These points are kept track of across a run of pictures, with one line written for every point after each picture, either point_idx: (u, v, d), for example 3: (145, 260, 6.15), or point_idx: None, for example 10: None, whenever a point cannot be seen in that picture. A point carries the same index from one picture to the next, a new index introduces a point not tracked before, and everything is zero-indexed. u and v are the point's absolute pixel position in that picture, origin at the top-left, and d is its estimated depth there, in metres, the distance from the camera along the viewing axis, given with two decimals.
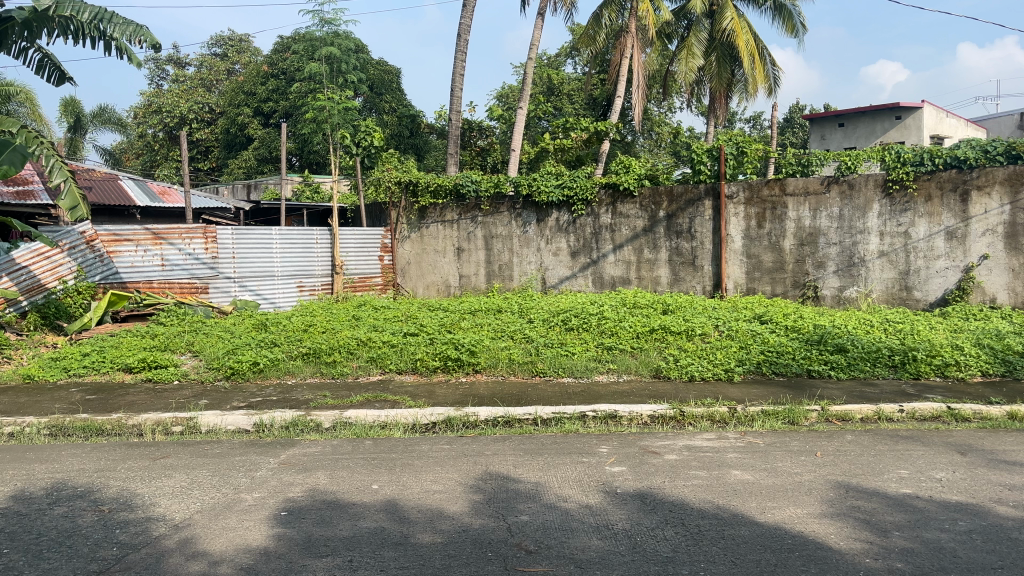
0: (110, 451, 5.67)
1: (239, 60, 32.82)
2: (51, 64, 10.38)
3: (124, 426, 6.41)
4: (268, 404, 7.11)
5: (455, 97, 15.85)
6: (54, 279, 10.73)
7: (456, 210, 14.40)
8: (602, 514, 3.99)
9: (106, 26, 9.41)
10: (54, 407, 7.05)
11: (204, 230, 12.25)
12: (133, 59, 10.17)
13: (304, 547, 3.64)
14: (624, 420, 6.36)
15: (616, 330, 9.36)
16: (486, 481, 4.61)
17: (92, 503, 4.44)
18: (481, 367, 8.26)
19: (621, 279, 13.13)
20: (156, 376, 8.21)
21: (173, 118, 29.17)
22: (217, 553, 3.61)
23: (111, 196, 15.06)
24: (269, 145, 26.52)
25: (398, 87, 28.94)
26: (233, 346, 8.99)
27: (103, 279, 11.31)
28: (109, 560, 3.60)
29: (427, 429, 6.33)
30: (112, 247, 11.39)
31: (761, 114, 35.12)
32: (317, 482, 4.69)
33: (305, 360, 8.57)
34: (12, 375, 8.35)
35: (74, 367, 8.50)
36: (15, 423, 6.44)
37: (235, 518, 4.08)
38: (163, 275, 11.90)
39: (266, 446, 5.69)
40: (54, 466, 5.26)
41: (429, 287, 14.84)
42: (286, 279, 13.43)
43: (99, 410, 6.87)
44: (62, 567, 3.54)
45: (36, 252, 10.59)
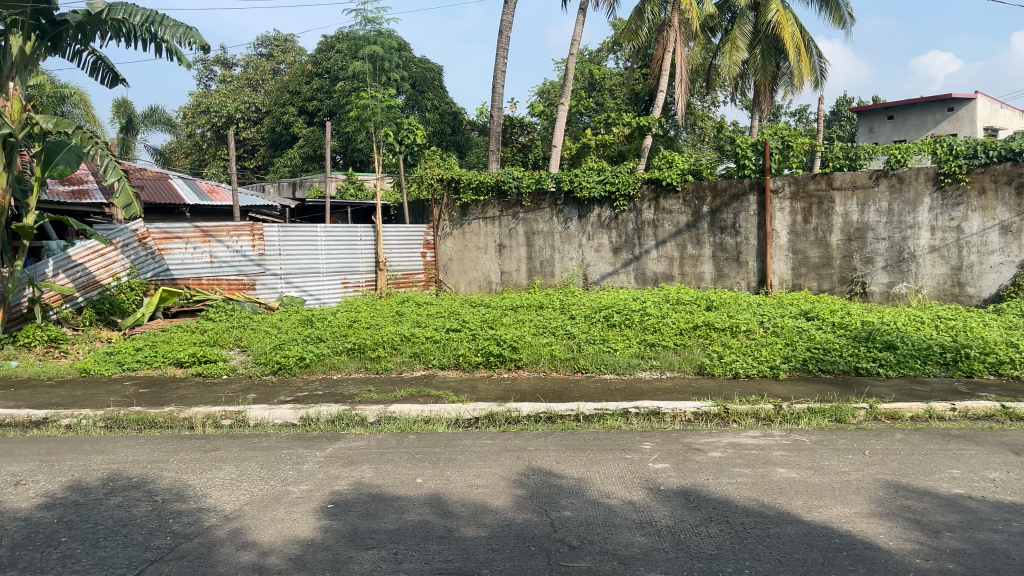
0: (162, 443, 5.82)
1: (284, 59, 33.25)
2: (105, 67, 10.65)
3: (176, 419, 6.58)
4: (314, 398, 7.22)
5: (496, 94, 15.88)
6: (109, 276, 11.05)
7: (497, 207, 14.45)
8: (645, 510, 3.98)
9: (158, 28, 9.63)
10: (109, 401, 7.25)
11: (251, 228, 12.47)
12: (183, 61, 10.38)
13: (350, 540, 3.70)
14: (668, 417, 6.31)
15: (659, 326, 9.29)
16: (529, 476, 4.62)
17: (146, 493, 4.56)
18: (523, 363, 8.28)
19: (664, 276, 13.06)
20: (206, 370, 8.40)
21: (221, 117, 29.74)
22: (267, 544, 3.69)
23: (162, 195, 15.41)
24: (314, 143, 26.87)
25: (440, 85, 29.07)
26: (280, 342, 9.15)
27: (155, 276, 11.59)
28: (162, 549, 3.70)
29: (470, 424, 6.38)
30: (163, 244, 11.65)
31: (807, 107, 34.60)
32: (363, 476, 4.75)
33: (350, 355, 8.69)
34: (69, 369, 8.60)
35: (127, 362, 8.72)
36: (72, 416, 6.64)
37: (283, 510, 4.16)
38: (212, 271, 12.13)
39: (313, 440, 5.79)
40: (109, 457, 5.42)
41: (471, 284, 14.92)
42: (331, 276, 13.62)
43: (152, 404, 7.05)
44: (118, 555, 3.65)
45: (92, 250, 10.91)
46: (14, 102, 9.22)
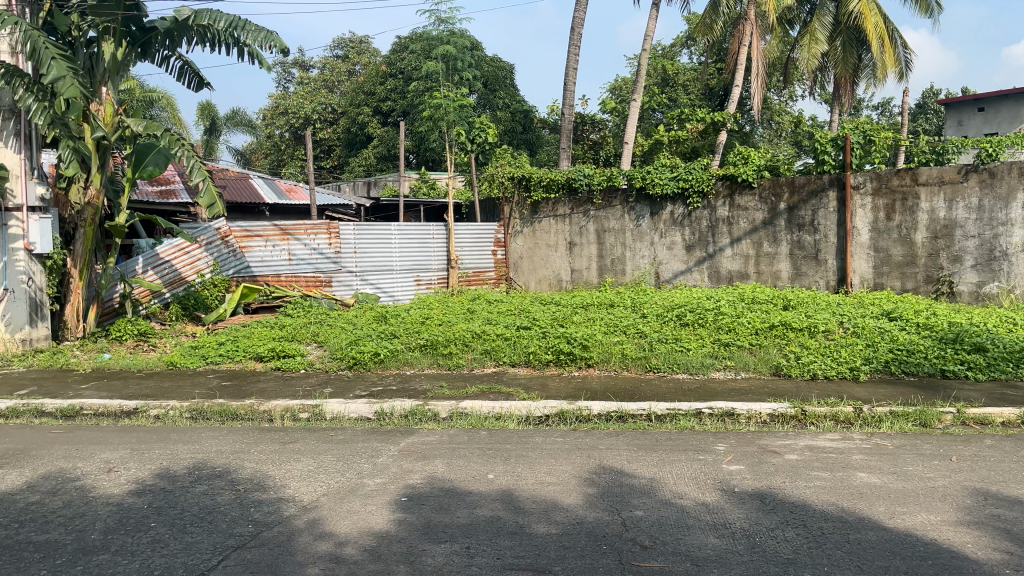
0: (244, 434, 6.03)
1: (359, 61, 33.93)
2: (191, 72, 11.07)
3: (257, 411, 6.79)
4: (388, 393, 7.36)
5: (567, 91, 15.86)
6: (194, 273, 11.44)
7: (568, 205, 14.44)
8: (719, 512, 3.92)
9: (240, 33, 9.94)
10: (194, 392, 7.54)
11: (328, 227, 12.75)
12: (264, 64, 10.69)
13: (424, 532, 3.76)
14: (743, 419, 6.20)
15: (733, 326, 9.12)
16: (600, 474, 4.61)
17: (229, 482, 4.74)
18: (594, 362, 8.26)
19: (738, 274, 12.83)
20: (285, 364, 8.65)
21: (299, 119, 30.57)
22: (344, 534, 3.78)
23: (242, 194, 15.93)
24: (388, 143, 27.35)
25: (512, 83, 29.18)
26: (355, 338, 9.35)
27: (237, 273, 11.98)
28: (245, 537, 3.84)
29: (540, 422, 6.39)
30: (245, 242, 12.02)
31: (890, 100, 33.40)
32: (435, 470, 4.82)
33: (423, 352, 8.82)
34: (157, 362, 8.97)
35: (211, 356, 9.05)
36: (160, 407, 6.93)
37: (359, 502, 4.25)
38: (290, 269, 12.45)
39: (387, 434, 5.90)
40: (195, 447, 5.64)
41: (542, 281, 14.93)
42: (404, 274, 13.84)
43: (234, 397, 7.31)
44: (203, 541, 3.81)
45: (178, 247, 11.35)
46: (106, 106, 9.68)
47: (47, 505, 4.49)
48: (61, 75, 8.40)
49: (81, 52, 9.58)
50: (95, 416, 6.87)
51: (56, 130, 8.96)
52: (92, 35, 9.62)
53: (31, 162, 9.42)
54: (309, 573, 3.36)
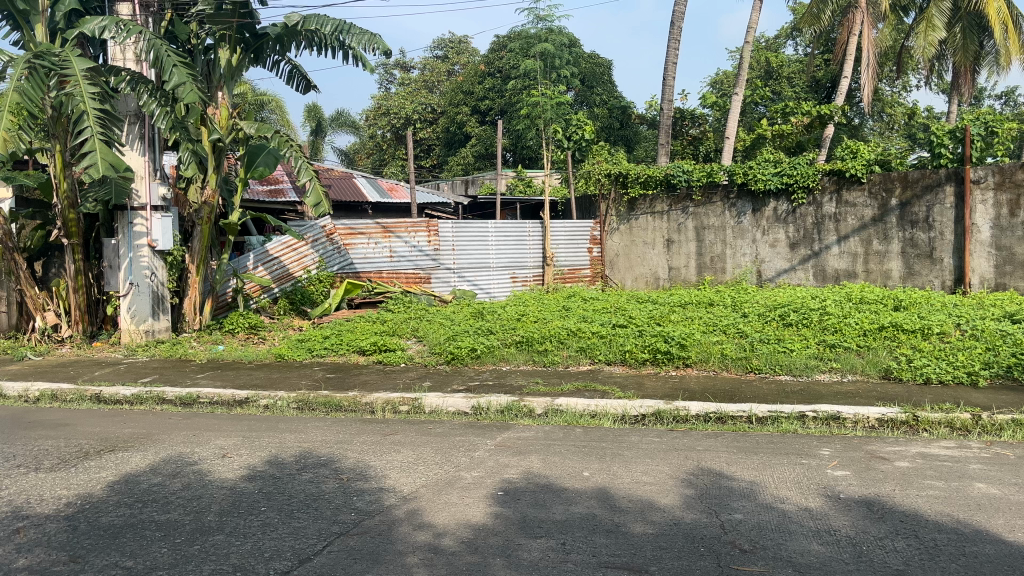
0: (347, 425, 6.24)
1: (458, 61, 34.41)
2: (299, 75, 11.50)
3: (359, 403, 7.01)
4: (485, 388, 7.47)
5: (666, 86, 15.63)
6: (301, 269, 11.90)
7: (666, 201, 14.24)
8: (823, 518, 3.79)
9: (346, 37, 10.25)
10: (301, 384, 7.85)
11: (427, 225, 13.02)
12: (367, 66, 11.01)
13: (520, 527, 3.80)
14: (849, 423, 5.98)
15: (840, 327, 8.78)
16: (698, 476, 4.54)
17: (333, 471, 4.91)
18: (691, 361, 8.12)
19: (846, 273, 12.33)
20: (386, 358, 8.89)
21: (400, 119, 31.28)
22: (442, 526, 3.86)
23: (346, 193, 16.46)
24: (485, 142, 27.65)
25: (610, 79, 28.96)
26: (453, 333, 9.51)
27: (341, 269, 12.36)
28: (348, 524, 3.99)
29: (636, 421, 6.33)
30: (348, 239, 12.41)
31: (1015, 89, 31.29)
32: (531, 465, 4.86)
33: (518, 348, 8.88)
34: (266, 354, 9.38)
35: (316, 349, 9.39)
36: (269, 397, 7.25)
37: (457, 494, 4.34)
38: (391, 265, 12.75)
39: (483, 429, 5.99)
40: (301, 435, 5.88)
41: (638, 279, 14.76)
42: (500, 271, 13.99)
43: (338, 388, 7.57)
44: (309, 526, 3.98)
45: (287, 245, 11.81)
46: (221, 110, 10.20)
47: (168, 486, 4.78)
48: (181, 81, 8.88)
49: (199, 59, 10.10)
50: (210, 404, 7.25)
51: (177, 134, 9.39)
52: (209, 42, 10.12)
53: (154, 164, 9.96)
54: (407, 562, 3.46)
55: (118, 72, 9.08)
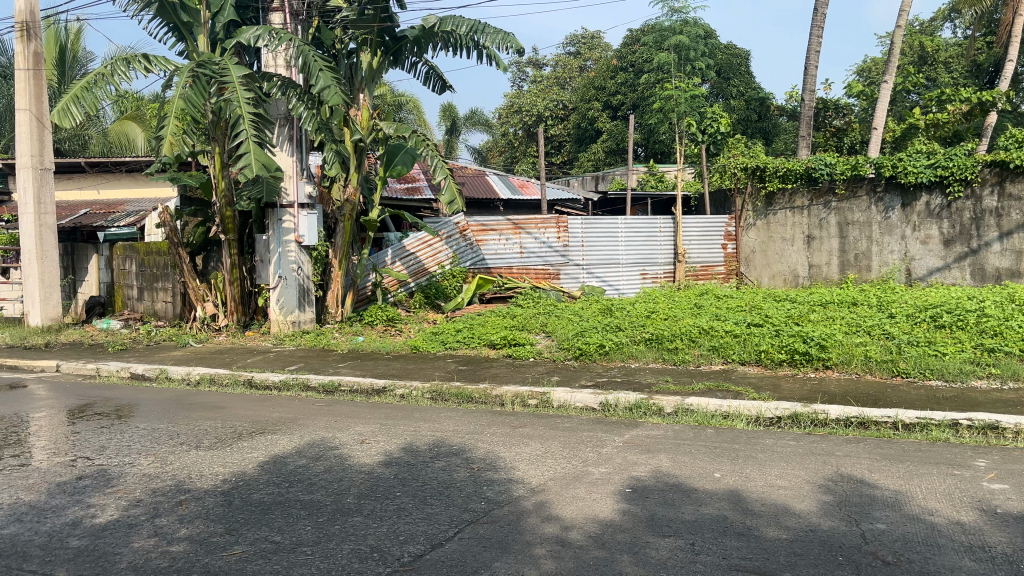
0: (478, 416, 6.39)
1: (590, 57, 34.30)
2: (435, 75, 11.83)
3: (490, 395, 7.15)
4: (614, 384, 7.45)
5: (808, 76, 14.98)
6: (436, 264, 12.24)
7: (807, 196, 13.77)
8: (977, 533, 3.54)
9: (480, 37, 10.46)
10: (435, 375, 8.10)
11: (558, 221, 13.10)
12: (500, 65, 11.19)
13: (648, 525, 3.77)
14: (1009, 433, 5.55)
15: (1001, 330, 8.14)
16: (837, 482, 4.34)
17: (464, 460, 5.05)
18: (832, 363, 7.75)
19: (1009, 271, 12.24)
20: (515, 352, 9.01)
21: (532, 116, 31.54)
22: (570, 519, 3.89)
23: (479, 190, 16.80)
24: (617, 137, 27.46)
25: (748, 70, 28.03)
26: (582, 329, 9.52)
27: (473, 265, 12.66)
28: (478, 512, 4.10)
29: (771, 423, 6.12)
30: (480, 235, 12.68)
31: None
32: (660, 464, 4.81)
33: (648, 346, 8.78)
34: (402, 346, 9.71)
35: (449, 342, 9.65)
36: (404, 386, 7.52)
37: (584, 489, 4.35)
38: (521, 261, 12.96)
39: (612, 425, 5.97)
40: (435, 425, 6.08)
41: (776, 277, 14.17)
42: (630, 267, 13.84)
43: (469, 380, 7.76)
44: (442, 513, 4.13)
45: (422, 241, 12.17)
46: (363, 111, 10.67)
47: (312, 468, 5.07)
48: (327, 84, 9.33)
49: (343, 63, 10.63)
50: (350, 392, 7.60)
51: (322, 136, 9.79)
52: (352, 47, 10.61)
53: (301, 164, 10.53)
54: (536, 553, 3.52)
55: (271, 78, 9.66)
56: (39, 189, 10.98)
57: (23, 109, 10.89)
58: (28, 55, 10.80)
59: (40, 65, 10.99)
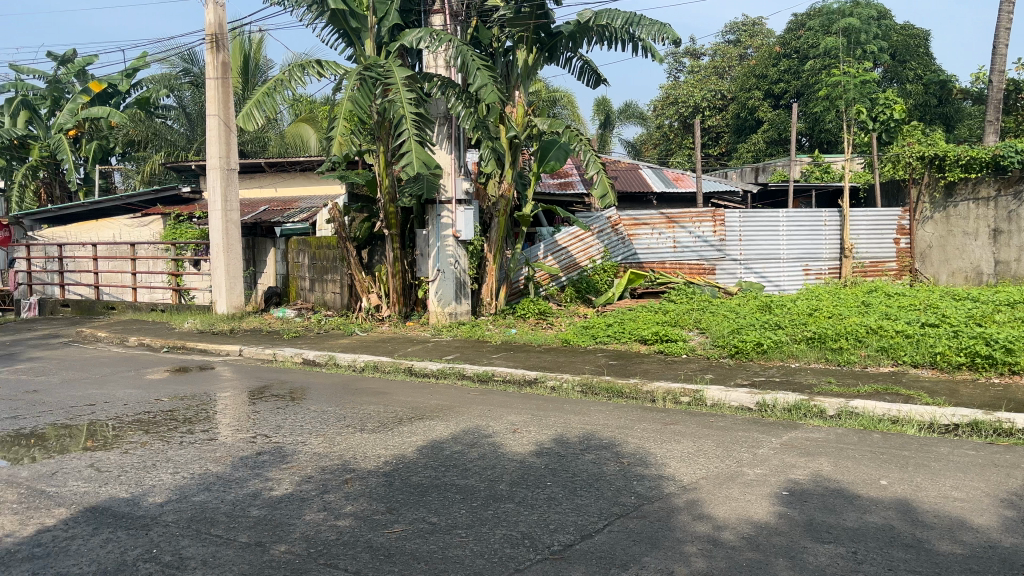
0: (629, 411, 6.37)
1: (751, 44, 33.05)
2: (589, 70, 11.84)
3: (641, 391, 7.10)
4: (771, 384, 7.18)
5: (998, 55, 13.72)
6: (586, 258, 12.32)
7: (994, 185, 12.75)
8: None
9: (635, 29, 10.38)
10: (585, 368, 8.15)
11: (714, 214, 12.70)
12: (656, 57, 11.03)
13: (806, 529, 3.63)
14: None
15: None
16: (1023, 498, 3.99)
17: (615, 454, 5.06)
18: (1019, 368, 7.11)
19: None
20: (667, 349, 8.89)
21: (688, 108, 30.84)
22: (722, 519, 3.82)
23: (633, 184, 16.64)
24: (779, 127, 26.36)
25: (926, 51, 26.03)
26: (737, 326, 9.25)
27: (624, 260, 12.53)
28: (627, 507, 4.11)
29: (947, 431, 5.73)
30: (632, 230, 12.50)
31: None
32: (821, 468, 4.60)
33: (810, 345, 8.39)
34: (554, 339, 9.81)
35: (600, 336, 9.66)
36: (555, 378, 7.60)
37: (738, 489, 4.25)
38: (675, 256, 12.67)
39: (768, 426, 5.77)
40: (585, 418, 6.12)
41: (955, 274, 13.25)
42: (791, 262, 13.25)
43: (620, 375, 7.74)
44: (591, 505, 4.18)
45: (574, 235, 12.28)
46: (518, 108, 10.85)
47: (467, 455, 5.25)
48: (485, 83, 9.54)
49: (500, 61, 10.84)
50: (503, 382, 7.79)
51: (479, 133, 10.04)
52: (509, 45, 10.79)
53: (459, 161, 10.83)
54: (686, 551, 3.49)
55: (431, 78, 10.01)
56: (226, 188, 11.98)
57: (213, 114, 11.91)
58: (217, 65, 11.81)
59: (227, 74, 11.98)
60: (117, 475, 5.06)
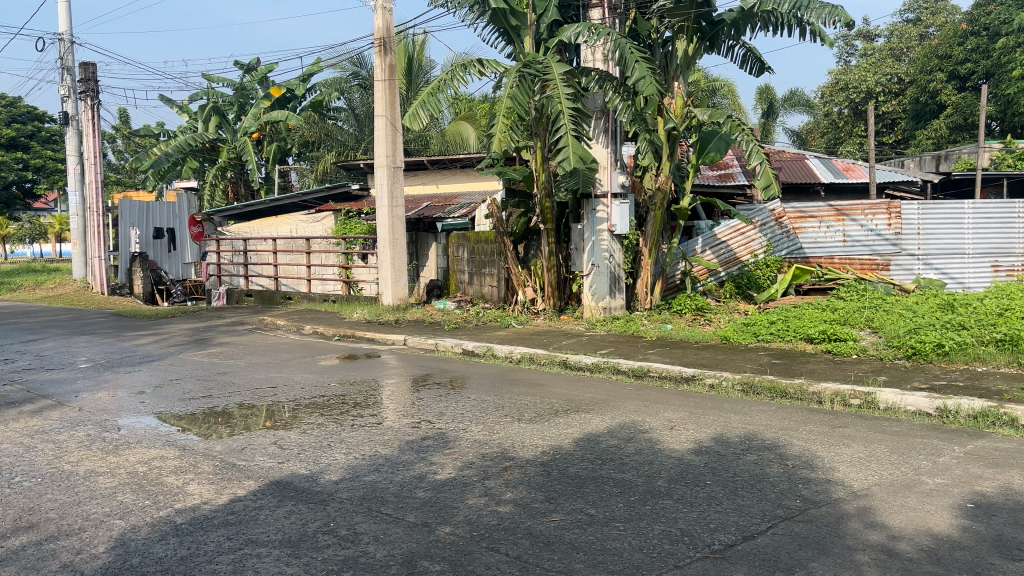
0: (793, 412, 6.13)
1: (934, 22, 30.61)
2: (753, 57, 11.40)
3: (806, 392, 6.80)
4: (954, 389, 6.67)
5: None
6: (748, 253, 12.01)
7: None
8: None
9: (804, 13, 9.84)
10: (746, 366, 7.90)
11: (888, 206, 11.97)
12: (826, 41, 10.48)
13: (995, 546, 3.37)
14: None
15: None
16: None
17: (778, 456, 4.89)
18: None
19: None
20: (836, 348, 8.45)
21: (860, 93, 29.06)
22: (898, 528, 3.62)
23: (798, 176, 15.93)
24: (965, 111, 24.33)
25: None
26: (915, 325, 8.66)
27: (789, 254, 12.13)
28: (793, 510, 3.98)
29: None
30: (798, 223, 12.09)
31: None
32: (1012, 481, 4.24)
33: (999, 348, 7.74)
34: (713, 335, 9.58)
35: (762, 333, 9.34)
36: (714, 376, 7.42)
37: (916, 499, 4.00)
38: (844, 250, 12.11)
39: (951, 433, 5.38)
40: (746, 418, 5.95)
41: None
42: (977, 258, 12.26)
43: (784, 374, 7.45)
44: (753, 506, 4.07)
45: (735, 228, 11.98)
46: (677, 100, 10.68)
47: (624, 449, 5.25)
48: (643, 75, 9.44)
49: (658, 52, 10.73)
50: (660, 378, 7.69)
51: (636, 126, 9.95)
52: (668, 36, 10.66)
53: (615, 155, 10.80)
54: (858, 559, 3.33)
55: (589, 73, 10.04)
56: (391, 185, 12.57)
57: (381, 115, 12.52)
58: (384, 67, 12.38)
59: (394, 75, 12.52)
60: (297, 453, 5.46)
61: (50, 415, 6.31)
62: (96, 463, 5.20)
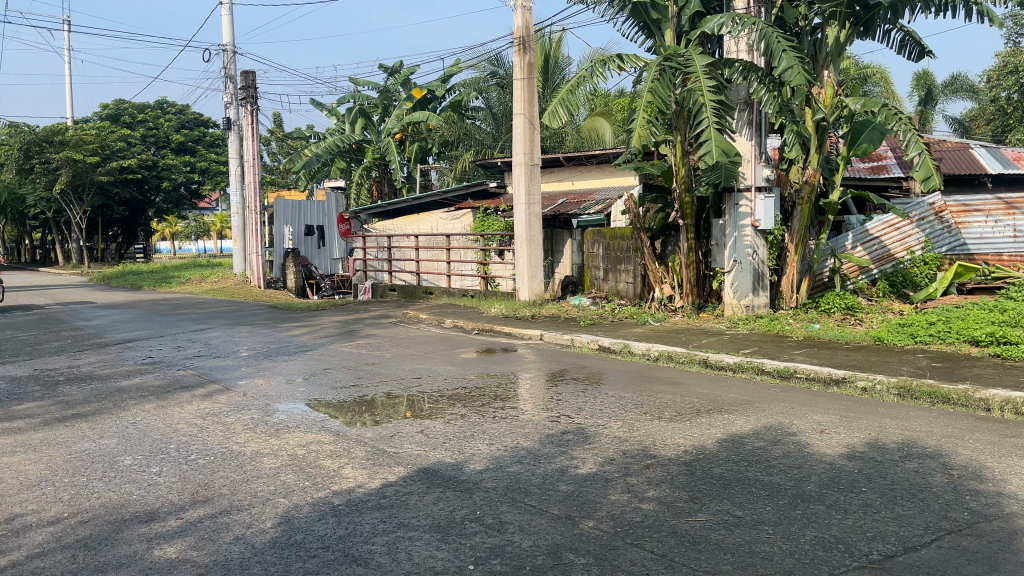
0: (957, 419, 5.74)
1: None
2: (912, 41, 10.74)
3: (971, 398, 6.34)
4: None
5: None
6: (903, 250, 11.33)
7: None
8: None
9: None
10: (903, 369, 7.47)
11: None
12: (995, 21, 9.73)
13: None
14: None
15: None
16: None
17: (941, 465, 4.61)
18: None
19: None
20: (1005, 352, 7.83)
21: None
22: None
23: (960, 167, 14.86)
24: None
25: None
26: None
27: (951, 251, 11.38)
28: (959, 523, 3.75)
29: None
30: (961, 217, 11.39)
31: None
32: None
33: None
34: (865, 336, 9.10)
35: (920, 335, 8.79)
36: (867, 378, 7.04)
37: None
38: (1014, 247, 11.23)
39: None
40: (904, 423, 5.63)
41: None
42: None
43: (945, 378, 6.98)
44: (915, 516, 3.87)
45: (888, 224, 11.38)
46: (826, 89, 10.24)
47: (771, 451, 5.10)
48: (790, 65, 9.09)
49: (807, 39, 10.32)
50: (807, 380, 7.39)
51: (783, 117, 9.62)
52: (817, 22, 10.24)
53: (760, 148, 10.42)
54: None
55: (733, 64, 9.78)
56: (529, 182, 12.72)
57: (519, 113, 12.70)
58: (524, 65, 12.53)
59: (533, 73, 12.65)
60: (442, 442, 5.65)
61: (218, 399, 6.83)
62: (260, 444, 5.58)
